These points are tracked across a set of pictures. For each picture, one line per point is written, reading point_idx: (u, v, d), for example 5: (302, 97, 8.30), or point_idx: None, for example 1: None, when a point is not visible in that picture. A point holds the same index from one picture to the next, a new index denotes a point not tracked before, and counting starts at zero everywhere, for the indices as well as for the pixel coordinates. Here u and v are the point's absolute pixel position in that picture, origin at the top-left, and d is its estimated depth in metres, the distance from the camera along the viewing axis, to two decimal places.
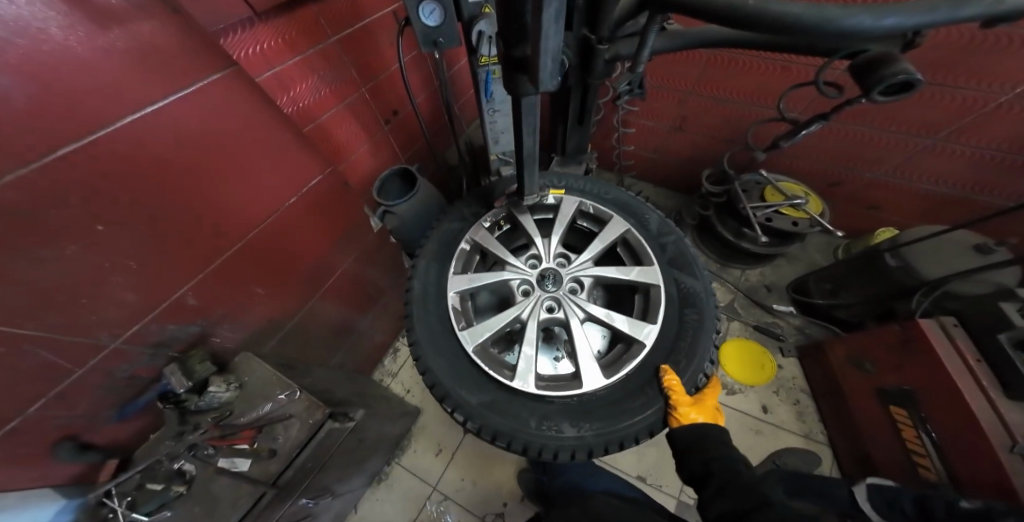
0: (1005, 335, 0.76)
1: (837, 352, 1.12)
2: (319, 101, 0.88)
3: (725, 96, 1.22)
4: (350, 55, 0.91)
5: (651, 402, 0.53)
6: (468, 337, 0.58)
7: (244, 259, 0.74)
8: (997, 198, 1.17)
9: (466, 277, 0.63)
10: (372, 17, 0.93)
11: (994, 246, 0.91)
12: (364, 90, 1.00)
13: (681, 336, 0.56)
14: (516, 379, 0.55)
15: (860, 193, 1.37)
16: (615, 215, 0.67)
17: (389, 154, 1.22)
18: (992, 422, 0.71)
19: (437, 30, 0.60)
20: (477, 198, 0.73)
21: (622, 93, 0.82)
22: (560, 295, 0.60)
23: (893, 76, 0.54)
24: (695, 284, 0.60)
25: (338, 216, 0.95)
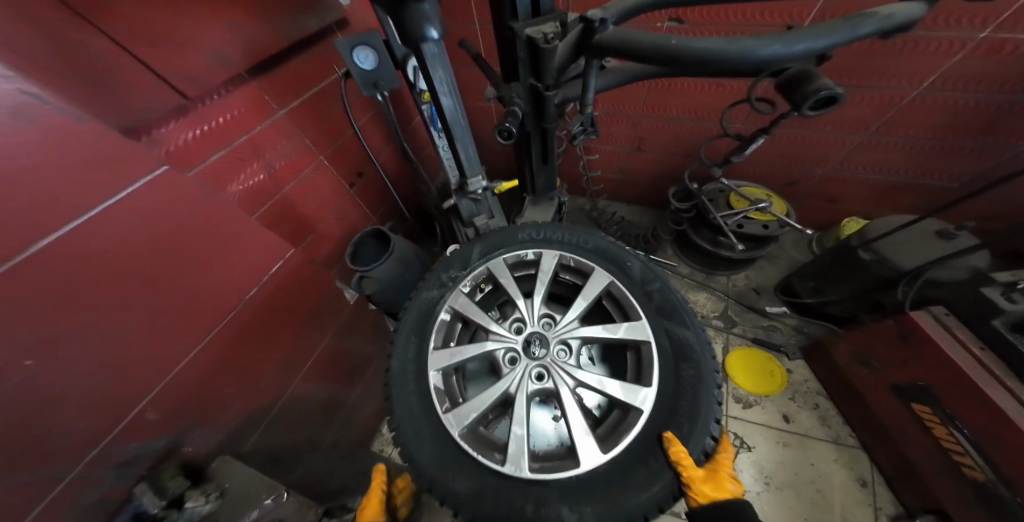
0: (999, 320, 0.76)
1: (842, 349, 1.11)
2: (275, 178, 0.85)
3: (672, 115, 1.28)
4: (300, 129, 0.90)
5: (660, 476, 0.47)
6: (452, 421, 0.53)
7: (207, 359, 0.67)
8: (942, 180, 1.22)
9: (447, 352, 0.59)
10: (317, 89, 0.93)
11: (955, 231, 0.95)
12: (321, 158, 0.99)
13: (679, 397, 0.52)
14: (507, 464, 0.50)
15: (817, 189, 1.42)
16: (596, 265, 0.65)
17: (356, 218, 1.20)
18: (1020, 411, 0.68)
19: (375, 73, 0.67)
20: (455, 258, 0.69)
21: (577, 134, 0.83)
22: (548, 362, 0.57)
23: (820, 91, 0.63)
24: (688, 335, 0.57)
25: (308, 298, 0.91)
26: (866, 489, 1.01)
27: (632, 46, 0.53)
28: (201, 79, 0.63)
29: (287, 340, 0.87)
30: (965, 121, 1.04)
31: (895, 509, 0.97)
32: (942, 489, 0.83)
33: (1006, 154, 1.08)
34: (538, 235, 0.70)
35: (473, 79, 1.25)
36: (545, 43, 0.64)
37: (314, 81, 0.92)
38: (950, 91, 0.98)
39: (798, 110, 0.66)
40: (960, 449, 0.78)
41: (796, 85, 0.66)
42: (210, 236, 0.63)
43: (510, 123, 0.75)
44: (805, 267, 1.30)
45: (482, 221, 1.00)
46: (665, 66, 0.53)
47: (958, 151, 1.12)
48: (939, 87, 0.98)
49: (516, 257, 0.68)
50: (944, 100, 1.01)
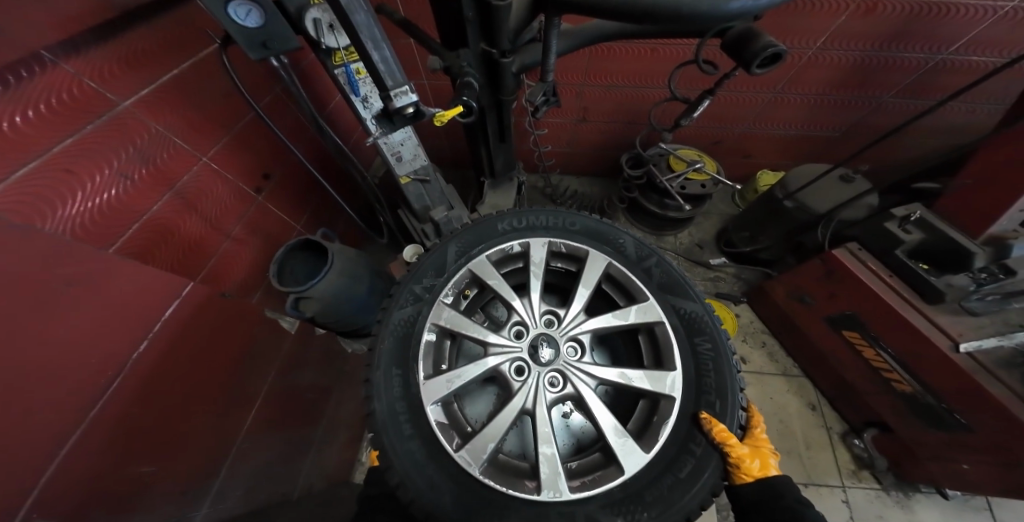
0: (901, 250, 0.90)
1: (778, 290, 1.26)
2: (139, 191, 0.60)
3: (615, 83, 1.25)
4: (164, 123, 0.64)
5: (708, 460, 0.46)
6: (469, 461, 0.44)
7: (116, 467, 0.47)
8: (829, 131, 1.40)
9: (443, 378, 0.48)
10: (184, 67, 0.67)
11: (853, 175, 1.14)
12: (205, 157, 0.74)
13: (703, 374, 0.50)
14: (545, 491, 0.44)
15: (736, 146, 1.53)
16: (589, 247, 0.60)
17: (271, 229, 0.97)
18: (931, 329, 0.81)
19: (263, 32, 0.49)
20: (427, 264, 0.57)
21: (540, 105, 0.76)
22: (562, 365, 0.50)
23: (763, 49, 0.56)
24: (695, 307, 0.55)
25: (232, 344, 0.72)
26: (816, 411, 1.21)
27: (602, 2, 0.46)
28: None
29: (218, 400, 0.67)
30: (847, 78, 1.18)
31: (842, 425, 1.18)
32: (879, 402, 1.02)
33: (871, 104, 1.27)
34: (519, 223, 0.62)
35: (409, 51, 1.06)
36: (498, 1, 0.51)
37: (186, 52, 0.67)
38: (836, 50, 1.09)
39: (746, 70, 0.59)
40: (891, 369, 0.93)
41: (743, 45, 0.59)
42: (42, 301, 0.41)
43: (468, 95, 0.64)
44: (738, 220, 1.42)
45: (442, 213, 0.89)
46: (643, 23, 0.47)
47: (841, 105, 1.29)
48: (830, 46, 1.09)
49: (502, 252, 0.59)
50: (833, 59, 1.12)
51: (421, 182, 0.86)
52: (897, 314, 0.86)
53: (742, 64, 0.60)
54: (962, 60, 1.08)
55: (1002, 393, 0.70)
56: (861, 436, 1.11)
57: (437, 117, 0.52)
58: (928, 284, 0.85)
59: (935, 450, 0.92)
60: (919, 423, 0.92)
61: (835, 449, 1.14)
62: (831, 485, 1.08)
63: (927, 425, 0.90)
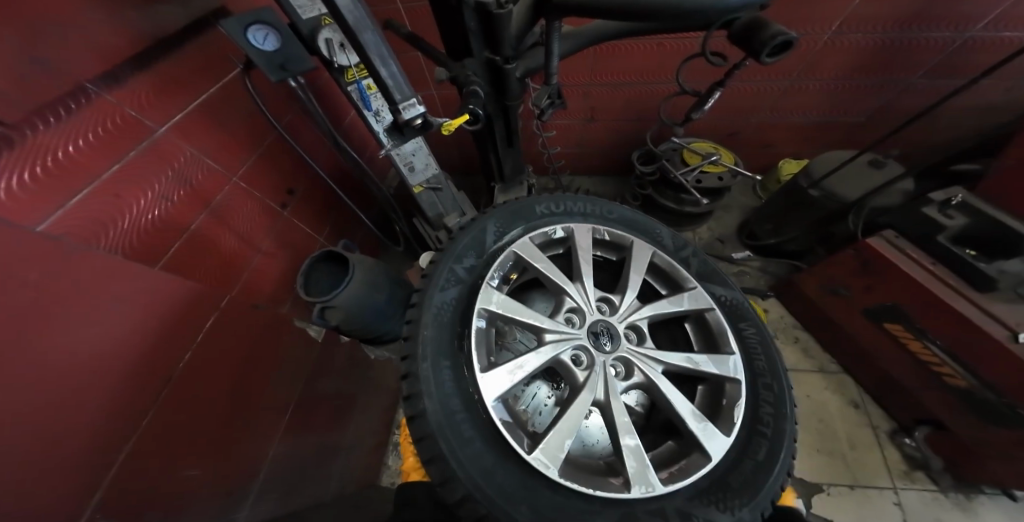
0: (943, 237, 0.84)
1: (809, 282, 1.20)
2: (179, 210, 0.66)
3: (622, 80, 1.24)
4: (196, 147, 0.69)
5: (780, 441, 0.51)
6: (547, 461, 0.43)
7: (161, 462, 0.51)
8: (852, 116, 1.33)
9: (507, 369, 0.47)
10: (211, 92, 0.72)
11: (883, 159, 1.08)
12: (235, 177, 0.80)
13: (755, 355, 0.58)
14: (634, 486, 0.44)
15: (753, 137, 1.47)
16: (632, 236, 0.64)
17: (297, 243, 1.02)
18: (979, 315, 0.76)
19: (281, 54, 0.53)
20: (463, 247, 0.56)
21: (545, 108, 0.77)
22: (626, 352, 0.52)
23: (773, 37, 0.55)
24: (732, 295, 0.64)
25: (266, 352, 0.77)
26: (859, 410, 1.13)
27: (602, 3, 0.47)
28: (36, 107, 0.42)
29: (252, 404, 0.71)
30: (869, 59, 1.12)
31: (890, 423, 1.10)
32: (934, 400, 0.95)
33: (897, 86, 1.20)
34: (559, 209, 0.64)
35: (418, 65, 1.10)
36: (499, 10, 0.53)
37: (213, 78, 0.72)
38: (854, 32, 1.04)
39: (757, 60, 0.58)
40: (941, 362, 0.87)
41: (750, 36, 0.58)
42: (96, 316, 0.45)
43: (475, 104, 0.66)
44: (759, 212, 1.37)
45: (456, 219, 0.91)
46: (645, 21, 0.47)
47: (865, 88, 1.22)
48: (847, 29, 1.04)
49: (545, 236, 0.60)
50: (851, 41, 1.07)
51: (433, 191, 0.89)
52: (944, 304, 0.81)
53: (751, 54, 0.58)
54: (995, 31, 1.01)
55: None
56: (912, 435, 1.03)
57: (444, 127, 0.54)
58: (977, 270, 0.79)
59: (997, 448, 0.84)
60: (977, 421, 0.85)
61: (883, 450, 1.06)
62: (880, 487, 1.01)
63: (987, 423, 0.82)
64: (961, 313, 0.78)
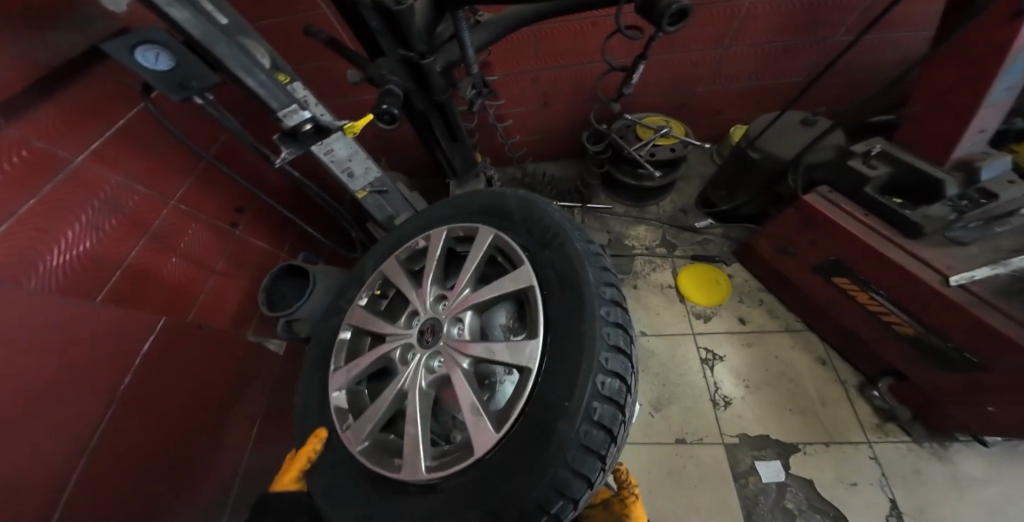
0: (870, 187, 0.86)
1: (764, 244, 1.23)
2: (115, 238, 0.66)
3: (562, 63, 1.24)
4: (122, 174, 0.69)
5: (539, 444, 0.37)
6: (351, 438, 0.52)
7: (124, 475, 0.56)
8: (791, 77, 1.35)
9: (343, 369, 0.59)
10: (126, 118, 0.71)
11: (813, 117, 1.12)
12: (174, 200, 0.80)
13: (564, 333, 0.44)
14: (402, 469, 0.47)
15: (701, 108, 1.48)
16: (481, 224, 0.61)
17: (255, 260, 1.03)
18: (916, 264, 0.79)
19: (177, 72, 0.53)
20: (351, 279, 0.70)
21: (472, 99, 0.78)
22: (443, 346, 0.52)
23: (668, 6, 0.56)
24: (568, 260, 0.49)
25: (228, 362, 0.81)
26: (827, 367, 1.18)
27: None
28: None
29: (216, 412, 0.75)
30: (794, 20, 1.14)
31: (859, 378, 1.15)
32: (888, 350, 1.00)
33: (826, 46, 1.24)
34: (424, 223, 0.68)
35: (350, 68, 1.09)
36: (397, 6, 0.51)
37: (126, 102, 0.71)
38: None
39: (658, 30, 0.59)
40: (888, 311, 0.91)
41: (648, 7, 0.59)
42: (29, 350, 0.46)
43: (390, 103, 0.65)
44: (714, 179, 1.38)
45: (405, 218, 0.97)
46: None
47: (799, 47, 1.24)
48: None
49: (408, 250, 0.65)
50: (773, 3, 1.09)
51: (379, 194, 0.90)
52: (878, 253, 0.84)
53: (653, 24, 0.59)
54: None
55: (1004, 324, 0.66)
56: (878, 387, 1.09)
57: (346, 129, 0.56)
58: (900, 216, 0.82)
59: (956, 393, 0.88)
60: (932, 364, 0.89)
61: (854, 404, 1.11)
62: (856, 442, 1.04)
63: (943, 368, 0.87)
64: (898, 262, 0.81)
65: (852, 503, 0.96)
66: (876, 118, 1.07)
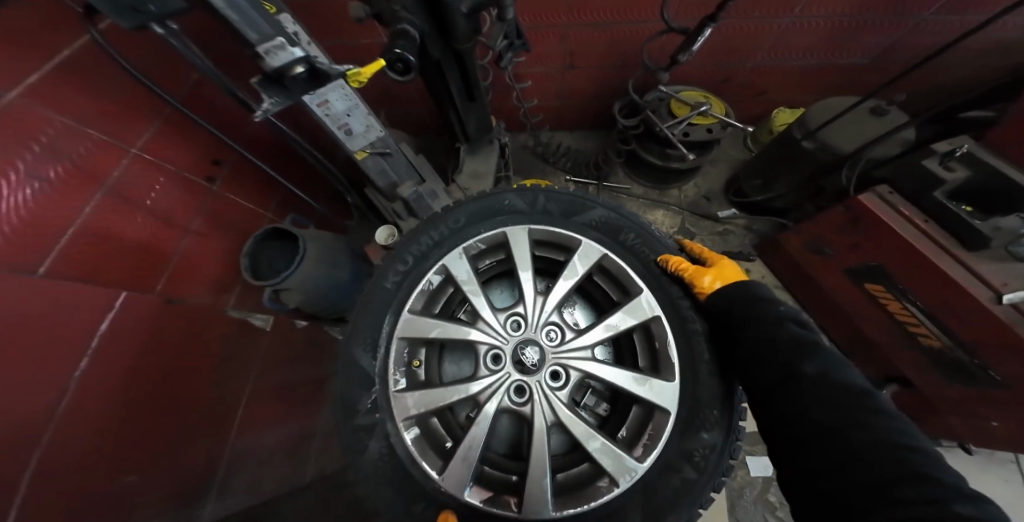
0: (940, 191, 0.78)
1: (794, 242, 1.15)
2: (59, 195, 0.53)
3: (602, 19, 1.07)
4: (68, 114, 0.55)
5: (707, 373, 0.44)
6: (537, 502, 0.39)
7: (68, 473, 0.47)
8: (854, 57, 1.20)
9: (458, 461, 0.41)
10: (77, 47, 0.57)
11: (885, 106, 0.99)
12: (135, 148, 0.67)
13: (647, 259, 0.52)
14: (619, 481, 0.39)
15: (747, 84, 1.33)
16: (501, 227, 0.53)
17: (241, 221, 0.93)
18: (967, 277, 0.73)
19: None
20: (350, 386, 0.45)
21: (502, 50, 0.66)
22: (553, 359, 0.45)
23: None
24: (602, 213, 0.55)
25: (195, 353, 0.71)
26: None
27: None
28: None
29: (185, 398, 0.67)
30: None
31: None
32: (901, 360, 0.93)
33: (908, 23, 1.08)
34: (421, 248, 0.52)
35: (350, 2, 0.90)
36: None
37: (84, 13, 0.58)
38: None
39: None
40: (916, 321, 0.85)
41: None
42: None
43: (404, 46, 0.51)
44: (750, 166, 1.28)
45: (410, 188, 0.83)
46: None
47: (876, 21, 1.08)
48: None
49: (425, 294, 0.49)
50: None
51: (381, 156, 0.77)
52: (930, 264, 0.77)
53: None
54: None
55: None
56: (879, 391, 1.03)
57: (349, 76, 0.43)
58: (966, 225, 0.74)
59: (961, 406, 0.83)
60: (942, 383, 0.85)
61: None
62: None
63: (953, 381, 0.82)
64: (946, 273, 0.74)
65: None
66: (968, 112, 0.95)
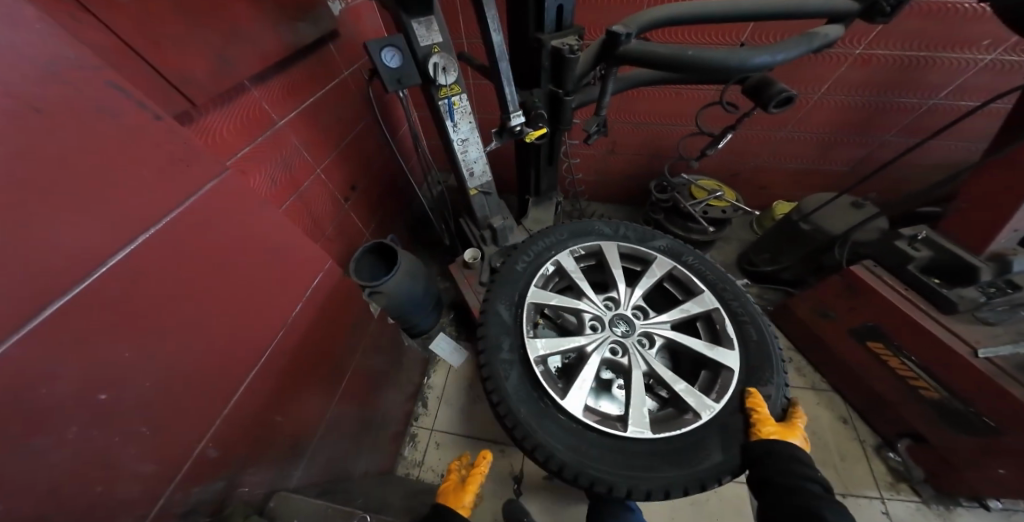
0: (913, 265, 1.01)
1: (801, 307, 1.33)
2: (277, 190, 0.84)
3: (641, 120, 1.45)
4: (300, 139, 0.89)
5: (760, 350, 0.68)
6: (640, 426, 0.60)
7: (260, 388, 0.61)
8: (835, 165, 1.55)
9: (576, 387, 0.63)
10: (312, 98, 0.92)
11: (863, 202, 1.29)
12: (319, 171, 0.97)
13: (704, 273, 0.77)
14: (700, 415, 0.61)
15: (751, 178, 1.68)
16: (597, 241, 0.78)
17: (353, 233, 1.17)
18: (950, 338, 0.89)
19: (398, 71, 0.76)
20: (495, 331, 0.67)
21: (592, 133, 0.93)
22: (644, 328, 0.68)
23: (778, 94, 0.80)
24: (664, 241, 0.81)
25: (336, 329, 0.83)
26: (848, 425, 1.21)
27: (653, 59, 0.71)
28: (212, 89, 0.62)
29: (320, 363, 0.78)
30: (846, 121, 1.37)
31: (876, 439, 1.17)
32: (909, 411, 1.04)
33: (875, 141, 1.43)
34: (540, 248, 0.76)
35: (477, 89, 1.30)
36: (570, 54, 0.76)
37: (318, 84, 0.94)
38: (842, 95, 1.29)
39: (765, 109, 0.82)
40: (916, 376, 0.98)
41: (761, 90, 0.83)
42: (242, 242, 0.56)
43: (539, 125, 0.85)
44: (758, 243, 1.54)
45: (499, 220, 1.08)
46: (676, 70, 0.71)
47: (847, 141, 1.45)
48: (833, 92, 1.29)
49: (542, 276, 0.73)
50: (838, 102, 1.32)
51: (485, 195, 1.05)
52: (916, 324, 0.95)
53: (761, 104, 0.83)
54: (952, 102, 1.25)
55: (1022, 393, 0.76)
56: (895, 448, 1.10)
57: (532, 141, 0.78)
58: (942, 295, 0.94)
59: (971, 457, 0.92)
60: (951, 433, 0.95)
61: (870, 461, 1.13)
62: (869, 496, 1.06)
63: (960, 432, 0.92)
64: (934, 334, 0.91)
65: None
66: (924, 210, 1.26)
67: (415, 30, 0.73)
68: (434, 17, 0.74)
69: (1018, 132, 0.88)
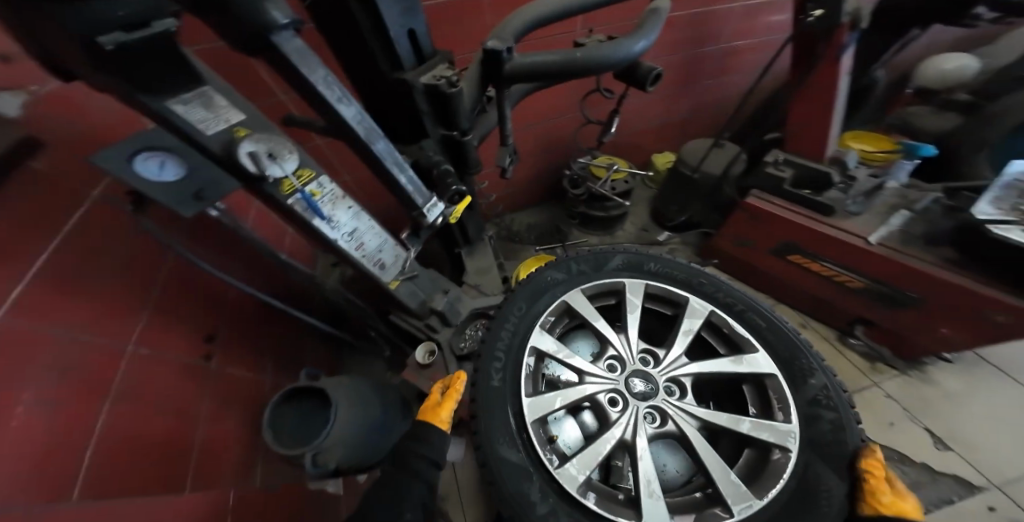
0: (789, 183, 1.21)
1: (723, 242, 1.44)
2: (64, 424, 0.44)
3: (520, 125, 1.40)
4: (65, 324, 0.49)
5: (776, 335, 0.75)
6: (738, 494, 0.58)
7: None
8: (681, 113, 1.76)
9: (647, 495, 0.58)
10: (54, 243, 0.52)
11: (721, 141, 1.49)
12: (132, 344, 0.59)
13: (670, 274, 0.83)
14: (788, 446, 0.62)
15: (627, 145, 1.79)
16: (563, 298, 0.77)
17: (240, 393, 0.81)
18: (848, 236, 1.08)
19: (183, 183, 0.52)
20: (513, 482, 0.57)
21: (509, 164, 0.81)
22: (665, 377, 0.70)
23: (649, 71, 0.80)
24: (617, 258, 0.84)
25: None
26: (809, 329, 1.32)
27: (541, 68, 0.62)
28: None
29: None
30: (676, 74, 1.55)
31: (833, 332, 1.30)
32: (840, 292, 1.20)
33: (698, 85, 1.66)
34: (513, 329, 0.71)
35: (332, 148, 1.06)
36: (451, 89, 0.61)
37: (55, 216, 0.54)
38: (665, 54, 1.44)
39: (643, 88, 0.82)
40: (838, 273, 1.15)
41: (631, 72, 0.82)
42: None
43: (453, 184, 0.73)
44: (664, 198, 1.64)
45: (442, 299, 0.93)
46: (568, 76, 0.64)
47: (683, 92, 1.65)
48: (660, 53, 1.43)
49: (530, 376, 0.68)
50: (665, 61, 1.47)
51: (410, 280, 0.86)
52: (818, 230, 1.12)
53: (638, 85, 0.83)
54: (731, 42, 1.55)
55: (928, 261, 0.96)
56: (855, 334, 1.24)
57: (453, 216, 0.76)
58: (815, 202, 1.15)
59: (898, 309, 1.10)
60: (886, 307, 1.10)
61: (845, 354, 1.24)
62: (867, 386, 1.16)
63: (892, 307, 1.09)
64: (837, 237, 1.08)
65: (902, 442, 1.05)
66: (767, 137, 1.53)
67: (188, 116, 0.47)
68: (210, 91, 0.50)
69: (810, 51, 1.09)
